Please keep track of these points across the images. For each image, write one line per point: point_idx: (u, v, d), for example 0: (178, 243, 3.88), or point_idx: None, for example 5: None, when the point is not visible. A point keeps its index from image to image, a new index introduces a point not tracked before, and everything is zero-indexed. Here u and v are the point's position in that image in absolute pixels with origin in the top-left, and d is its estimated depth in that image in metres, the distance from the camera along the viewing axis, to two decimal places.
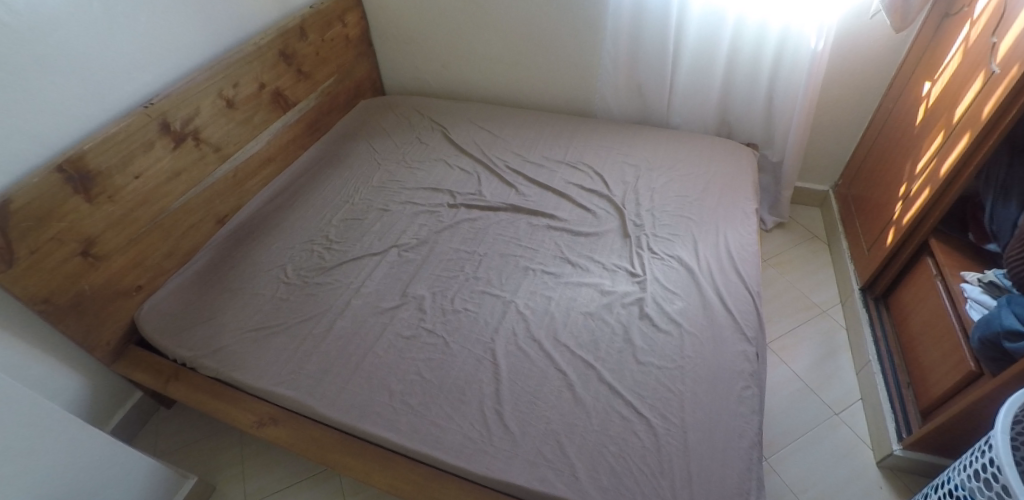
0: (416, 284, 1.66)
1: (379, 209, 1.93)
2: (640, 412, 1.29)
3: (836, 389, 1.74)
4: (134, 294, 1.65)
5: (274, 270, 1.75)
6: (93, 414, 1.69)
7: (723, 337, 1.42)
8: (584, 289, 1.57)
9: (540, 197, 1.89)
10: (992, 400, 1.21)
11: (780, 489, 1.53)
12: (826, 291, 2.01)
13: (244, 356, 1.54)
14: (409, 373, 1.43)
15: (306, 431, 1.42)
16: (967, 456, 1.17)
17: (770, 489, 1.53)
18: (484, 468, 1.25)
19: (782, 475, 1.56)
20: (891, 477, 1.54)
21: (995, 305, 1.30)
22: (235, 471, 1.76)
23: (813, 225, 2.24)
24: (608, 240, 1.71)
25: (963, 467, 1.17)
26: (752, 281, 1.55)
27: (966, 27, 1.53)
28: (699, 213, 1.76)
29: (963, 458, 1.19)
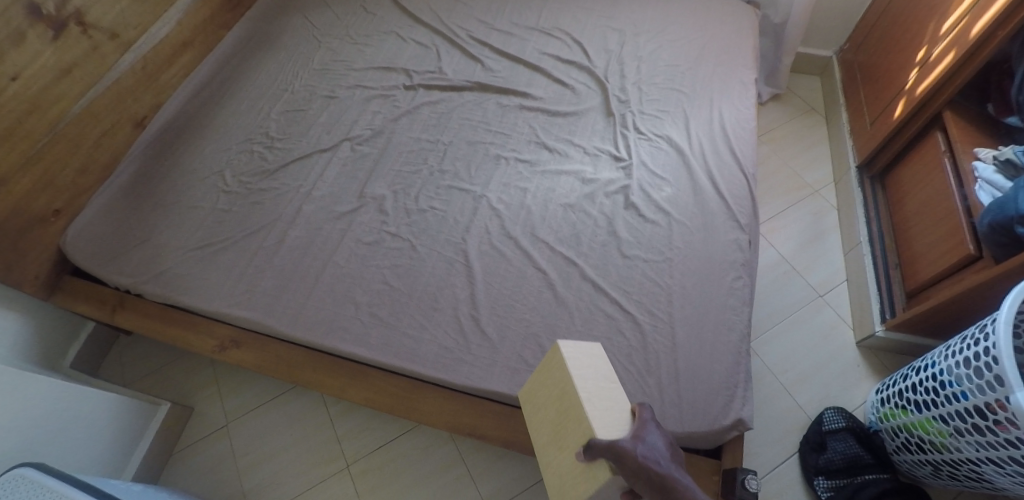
0: (373, 182, 1.48)
1: (324, 96, 1.69)
2: (626, 309, 1.19)
3: (821, 270, 1.69)
4: (53, 220, 1.46)
5: (212, 179, 1.57)
6: (45, 350, 1.57)
7: (714, 224, 1.31)
8: (563, 178, 1.41)
9: (509, 72, 1.66)
10: (991, 286, 1.15)
11: (762, 372, 1.53)
12: (819, 169, 1.91)
13: (193, 278, 1.41)
14: (374, 282, 1.31)
15: (271, 350, 1.32)
16: (957, 342, 1.13)
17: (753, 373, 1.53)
18: (462, 378, 1.16)
19: (763, 359, 1.55)
20: (870, 354, 1.53)
21: (1008, 187, 1.19)
22: (211, 391, 1.71)
23: (810, 96, 2.09)
24: (590, 120, 1.52)
25: (951, 353, 1.13)
26: (747, 164, 1.42)
27: None
28: (692, 85, 1.59)
29: (952, 343, 1.15)
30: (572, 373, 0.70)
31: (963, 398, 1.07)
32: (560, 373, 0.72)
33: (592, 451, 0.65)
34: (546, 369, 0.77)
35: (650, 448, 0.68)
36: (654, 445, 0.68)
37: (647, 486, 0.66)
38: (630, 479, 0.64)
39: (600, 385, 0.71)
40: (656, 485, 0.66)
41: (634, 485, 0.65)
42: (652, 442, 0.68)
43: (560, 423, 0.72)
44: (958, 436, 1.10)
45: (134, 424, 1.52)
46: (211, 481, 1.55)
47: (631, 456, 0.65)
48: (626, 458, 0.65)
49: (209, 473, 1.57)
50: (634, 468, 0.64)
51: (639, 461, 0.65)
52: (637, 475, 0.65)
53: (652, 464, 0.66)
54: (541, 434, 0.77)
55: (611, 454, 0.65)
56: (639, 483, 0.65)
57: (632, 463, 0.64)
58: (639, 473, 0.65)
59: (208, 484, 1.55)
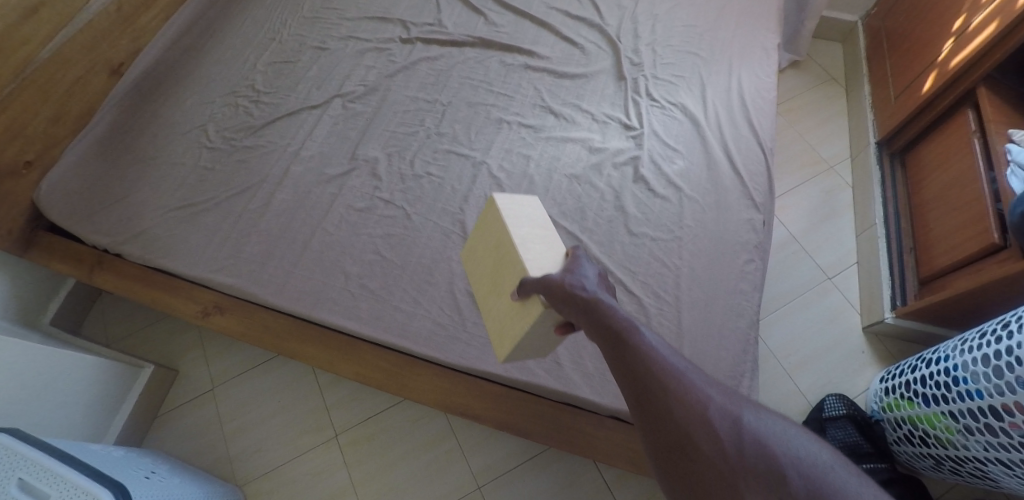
0: (366, 144, 1.38)
1: (315, 47, 1.57)
2: (631, 291, 1.13)
3: (831, 251, 1.62)
4: (26, 172, 1.36)
5: (194, 133, 1.47)
6: (23, 307, 1.51)
7: (728, 202, 1.24)
8: (569, 146, 1.32)
9: (515, 27, 1.53)
10: (1016, 280, 1.09)
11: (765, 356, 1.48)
12: (835, 142, 1.82)
13: (174, 240, 1.33)
14: (365, 252, 1.24)
15: (257, 318, 1.25)
16: (975, 337, 1.07)
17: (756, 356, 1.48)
18: (456, 357, 1.11)
19: (768, 343, 1.50)
20: (876, 341, 1.49)
21: None
22: (197, 354, 1.65)
23: (831, 64, 1.98)
24: (599, 83, 1.42)
25: (968, 348, 1.07)
26: (766, 137, 1.34)
27: None
28: (710, 50, 1.48)
29: (969, 337, 1.09)
30: (507, 224, 0.87)
31: (977, 397, 1.02)
32: (498, 223, 0.89)
33: (529, 287, 0.78)
34: (488, 223, 0.94)
35: (583, 281, 0.76)
36: (586, 276, 0.77)
37: (583, 312, 0.73)
38: (566, 309, 0.74)
39: (534, 230, 0.87)
40: (591, 314, 0.72)
41: (570, 312, 0.74)
42: (584, 273, 0.78)
43: (496, 271, 0.91)
44: (966, 434, 1.06)
45: (117, 388, 1.47)
46: (197, 447, 1.52)
47: (561, 287, 0.75)
48: (557, 290, 0.75)
49: (194, 438, 1.53)
50: (563, 295, 0.74)
51: (570, 291, 0.74)
52: (571, 304, 0.73)
53: (585, 292, 0.74)
54: (482, 285, 0.97)
55: (541, 286, 0.76)
56: (574, 311, 0.74)
57: (564, 294, 0.74)
58: (573, 303, 0.73)
59: (193, 450, 1.51)
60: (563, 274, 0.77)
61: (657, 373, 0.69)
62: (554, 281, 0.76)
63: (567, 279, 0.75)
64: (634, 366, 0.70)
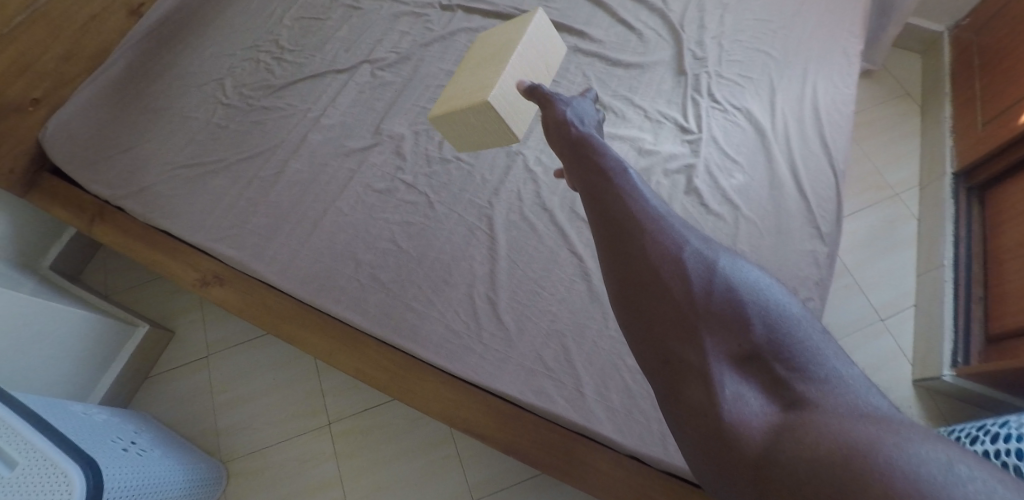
0: (392, 119, 1.26)
1: (347, 4, 1.43)
2: None
3: (888, 290, 1.47)
4: (31, 110, 1.26)
5: (210, 86, 1.36)
6: (21, 252, 1.42)
7: (790, 228, 1.10)
8: (615, 145, 1.18)
9: (568, 4, 1.38)
10: None
11: None
12: (905, 168, 1.62)
13: (177, 200, 1.22)
14: (380, 240, 1.12)
15: (258, 295, 1.13)
16: None
17: None
18: (468, 371, 1.00)
19: None
20: (927, 395, 1.36)
21: None
22: (194, 316, 1.56)
23: (909, 77, 1.74)
24: (656, 76, 1.26)
25: None
26: (840, 158, 1.17)
27: None
28: (784, 48, 1.28)
29: None
30: (528, 33, 1.00)
31: None
32: (522, 31, 1.03)
33: (528, 92, 0.89)
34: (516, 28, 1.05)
35: (573, 109, 0.86)
36: (573, 106, 0.88)
37: (563, 135, 0.82)
38: (547, 126, 0.85)
39: (533, 56, 1.02)
40: (571, 136, 0.81)
41: (550, 130, 0.85)
42: (576, 106, 0.88)
43: (489, 60, 1.01)
44: None
45: (108, 348, 1.38)
46: (184, 418, 1.43)
47: (549, 104, 0.86)
48: (546, 108, 0.86)
49: (183, 408, 1.44)
50: (550, 113, 0.85)
51: (558, 114, 0.84)
52: (554, 124, 0.84)
53: (571, 119, 0.84)
54: (471, 65, 1.04)
55: (534, 97, 0.88)
56: (552, 128, 0.84)
57: (550, 115, 0.85)
58: (556, 125, 0.84)
59: (179, 421, 1.42)
60: (561, 97, 0.87)
61: (631, 204, 0.70)
62: (543, 94, 0.87)
63: (560, 102, 0.86)
64: (613, 210, 0.71)
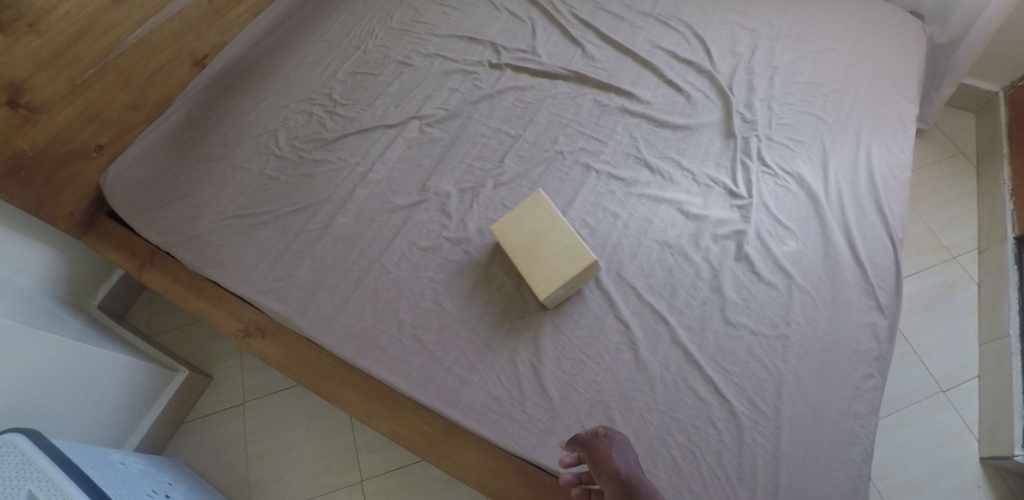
0: (438, 176, 1.27)
1: (398, 61, 1.48)
2: (721, 394, 0.98)
3: (948, 360, 1.40)
4: (95, 155, 1.31)
5: (263, 138, 1.39)
6: (74, 291, 1.44)
7: (847, 299, 1.05)
8: (663, 209, 1.16)
9: (615, 64, 1.39)
10: None
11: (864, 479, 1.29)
12: (961, 230, 1.55)
13: (226, 250, 1.24)
14: (423, 299, 1.12)
15: (299, 351, 1.13)
16: None
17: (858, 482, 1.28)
18: (510, 440, 0.98)
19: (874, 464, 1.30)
20: (996, 477, 1.27)
21: None
22: (233, 362, 1.57)
23: (963, 135, 1.68)
24: (704, 138, 1.25)
25: None
26: (897, 226, 1.12)
27: None
28: (836, 111, 1.26)
29: None
30: (544, 282, 1.05)
31: None
32: (549, 276, 1.06)
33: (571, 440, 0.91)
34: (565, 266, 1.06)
35: (622, 454, 0.86)
36: (628, 460, 0.86)
37: (617, 481, 0.82)
38: (596, 468, 0.85)
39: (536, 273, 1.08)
40: (625, 488, 0.82)
41: (599, 476, 0.84)
42: (626, 455, 0.87)
43: (537, 240, 1.10)
44: None
45: (148, 390, 1.39)
46: (219, 466, 1.42)
47: (600, 452, 0.86)
48: (597, 455, 0.86)
49: (218, 455, 1.44)
50: (602, 466, 0.84)
51: (609, 461, 0.85)
52: (604, 467, 0.84)
53: (621, 467, 0.84)
54: (537, 225, 1.11)
55: (582, 445, 0.89)
56: (606, 475, 0.83)
57: (599, 456, 0.85)
58: (607, 470, 0.84)
59: (214, 469, 1.42)
60: (605, 438, 0.89)
61: None
62: (594, 442, 0.88)
63: (608, 445, 0.87)
64: None
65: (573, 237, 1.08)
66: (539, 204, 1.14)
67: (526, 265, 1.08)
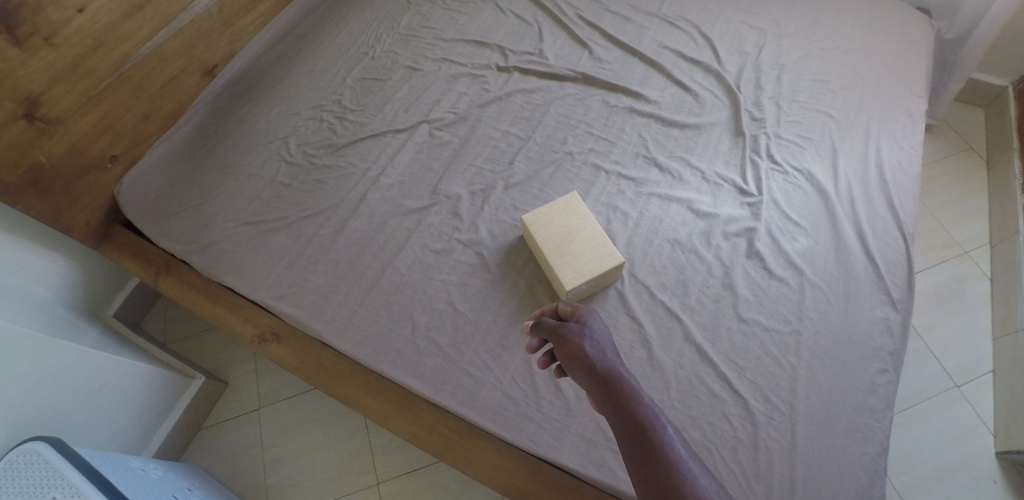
0: (449, 179, 1.28)
1: (407, 66, 1.49)
2: (736, 390, 0.98)
3: (962, 354, 1.40)
4: (110, 166, 1.33)
5: (275, 145, 1.40)
6: (91, 300, 1.46)
7: (859, 295, 1.06)
8: (673, 207, 1.17)
9: (622, 65, 1.40)
10: None
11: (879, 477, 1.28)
12: (972, 224, 1.55)
13: (241, 256, 1.25)
14: (437, 301, 1.13)
15: (315, 354, 1.14)
16: None
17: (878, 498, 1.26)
18: (526, 440, 0.99)
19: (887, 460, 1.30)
20: (1012, 470, 1.26)
21: None
22: (248, 368, 1.58)
23: (972, 130, 1.68)
24: (713, 137, 1.26)
25: None
26: (908, 221, 1.12)
27: None
28: (844, 108, 1.27)
29: None
30: (570, 276, 1.05)
31: None
32: (575, 270, 1.05)
33: (539, 328, 0.89)
34: (592, 262, 1.06)
35: (594, 341, 0.84)
36: (600, 345, 0.84)
37: (590, 371, 0.81)
38: (569, 359, 0.83)
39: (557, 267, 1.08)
40: (599, 377, 0.80)
41: (572, 366, 0.83)
42: (597, 340, 0.85)
43: (565, 236, 1.10)
44: None
45: (165, 396, 1.41)
46: (236, 471, 1.44)
47: (571, 342, 0.84)
48: (568, 346, 0.84)
49: (235, 460, 1.46)
50: (575, 358, 0.82)
51: (581, 350, 0.82)
52: (577, 358, 0.82)
53: (594, 356, 0.82)
54: (566, 221, 1.12)
55: (552, 335, 0.87)
56: (579, 365, 0.82)
57: (572, 347, 0.83)
58: (580, 360, 0.82)
59: (231, 473, 1.44)
60: (576, 326, 0.87)
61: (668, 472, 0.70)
62: (565, 332, 0.86)
63: (578, 334, 0.85)
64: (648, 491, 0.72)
65: (603, 238, 1.09)
66: (572, 204, 1.14)
67: (554, 255, 1.08)
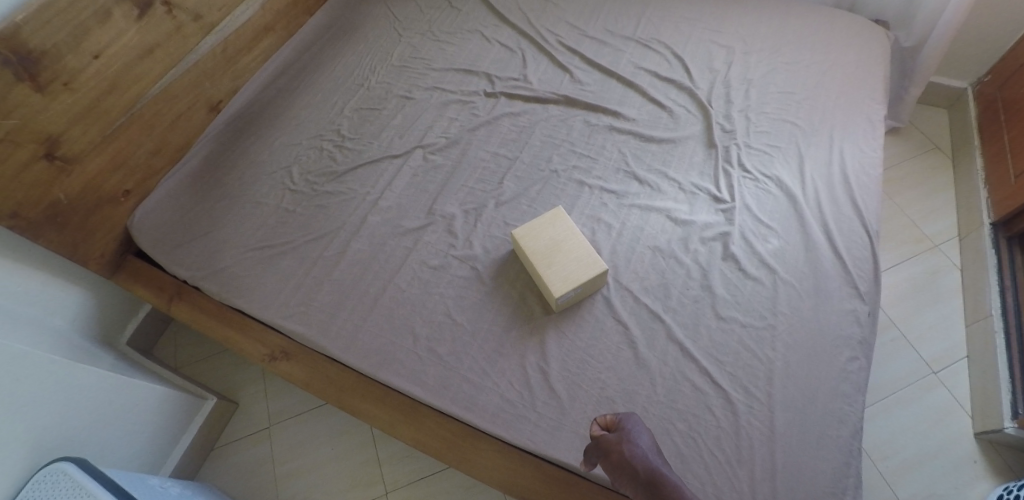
0: (443, 200, 1.37)
1: (400, 95, 1.59)
2: (717, 383, 1.06)
3: (938, 343, 1.47)
4: (122, 200, 1.41)
5: (278, 174, 1.48)
6: (105, 329, 1.54)
7: (828, 289, 1.13)
8: (653, 217, 1.25)
9: (601, 86, 1.49)
10: None
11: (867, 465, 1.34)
12: (942, 220, 1.63)
13: (250, 280, 1.32)
14: (436, 314, 1.21)
15: (322, 370, 1.22)
16: None
17: (867, 485, 1.32)
18: (524, 439, 1.06)
19: (870, 447, 1.36)
20: (990, 450, 1.33)
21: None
22: (257, 388, 1.64)
23: (937, 132, 1.77)
24: (688, 150, 1.35)
25: None
26: (872, 219, 1.21)
27: None
28: (809, 117, 1.36)
29: None
30: (556, 284, 1.13)
31: None
32: (561, 279, 1.13)
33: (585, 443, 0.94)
34: (576, 270, 1.14)
35: (635, 445, 0.88)
36: (642, 448, 0.88)
37: (636, 480, 0.84)
38: (614, 469, 0.87)
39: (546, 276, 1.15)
40: (645, 483, 0.83)
41: (619, 476, 0.87)
42: (638, 444, 0.88)
43: (552, 248, 1.18)
44: None
45: (180, 417, 1.47)
46: (250, 487, 1.50)
47: (613, 451, 0.88)
48: (611, 455, 0.88)
49: (248, 477, 1.51)
50: (618, 467, 0.86)
51: (624, 459, 0.86)
52: (621, 468, 0.86)
53: (637, 461, 0.86)
54: (553, 235, 1.20)
55: (597, 447, 0.91)
56: (624, 474, 0.85)
57: (614, 456, 0.87)
58: (624, 469, 0.86)
59: (245, 490, 1.50)
60: (615, 434, 0.90)
61: None
62: (606, 441, 0.90)
63: (619, 442, 0.88)
64: None
65: (587, 247, 1.17)
66: (558, 220, 1.22)
67: (542, 266, 1.15)
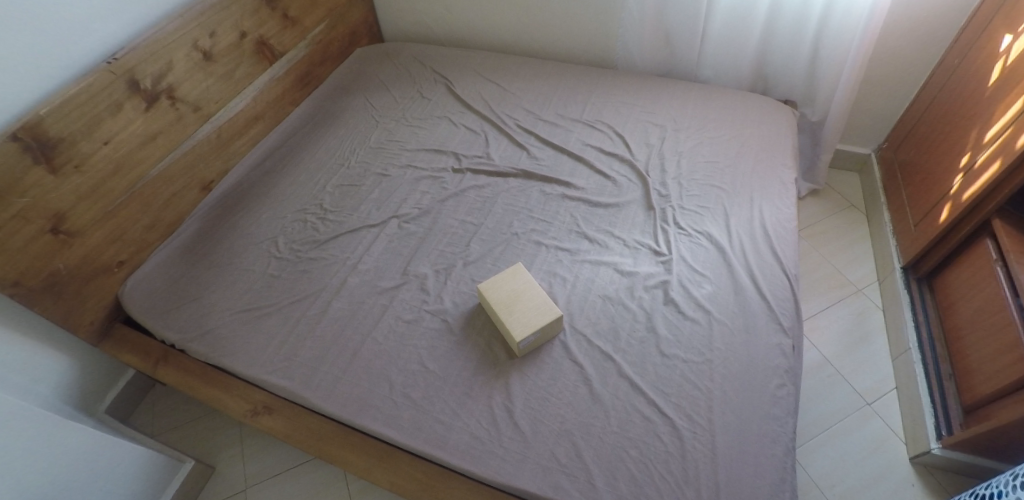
0: (416, 261, 1.52)
1: (377, 173, 1.77)
2: (664, 412, 1.18)
3: (868, 376, 1.62)
4: (115, 271, 1.52)
5: (264, 244, 1.61)
6: (84, 397, 1.59)
7: (756, 326, 1.29)
8: (602, 270, 1.42)
9: (554, 161, 1.71)
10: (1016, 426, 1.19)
11: (814, 494, 1.44)
12: (862, 268, 1.84)
13: (236, 340, 1.42)
14: (410, 363, 1.32)
15: (304, 422, 1.30)
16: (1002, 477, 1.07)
17: None
18: (492, 472, 1.15)
19: (816, 478, 1.47)
20: (924, 473, 1.45)
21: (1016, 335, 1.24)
22: (234, 451, 1.68)
23: (851, 193, 2.02)
24: (630, 212, 1.54)
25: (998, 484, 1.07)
26: (789, 265, 1.39)
27: (1010, 36, 1.39)
28: (731, 182, 1.58)
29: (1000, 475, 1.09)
30: (519, 328, 1.26)
31: None
32: (522, 323, 1.27)
33: None
34: (535, 317, 1.28)
35: None
36: None
37: None
38: None
39: (510, 320, 1.28)
40: None
41: None
42: None
43: (514, 299, 1.33)
44: None
45: (158, 481, 1.50)
46: None
47: None
48: None
49: None
50: None
51: None
52: None
53: None
54: (514, 288, 1.35)
55: None
56: None
57: None
58: None
59: None
60: None
61: None
62: None
63: None
64: None
65: (544, 296, 1.33)
66: (518, 276, 1.38)
67: (505, 313, 1.29)
